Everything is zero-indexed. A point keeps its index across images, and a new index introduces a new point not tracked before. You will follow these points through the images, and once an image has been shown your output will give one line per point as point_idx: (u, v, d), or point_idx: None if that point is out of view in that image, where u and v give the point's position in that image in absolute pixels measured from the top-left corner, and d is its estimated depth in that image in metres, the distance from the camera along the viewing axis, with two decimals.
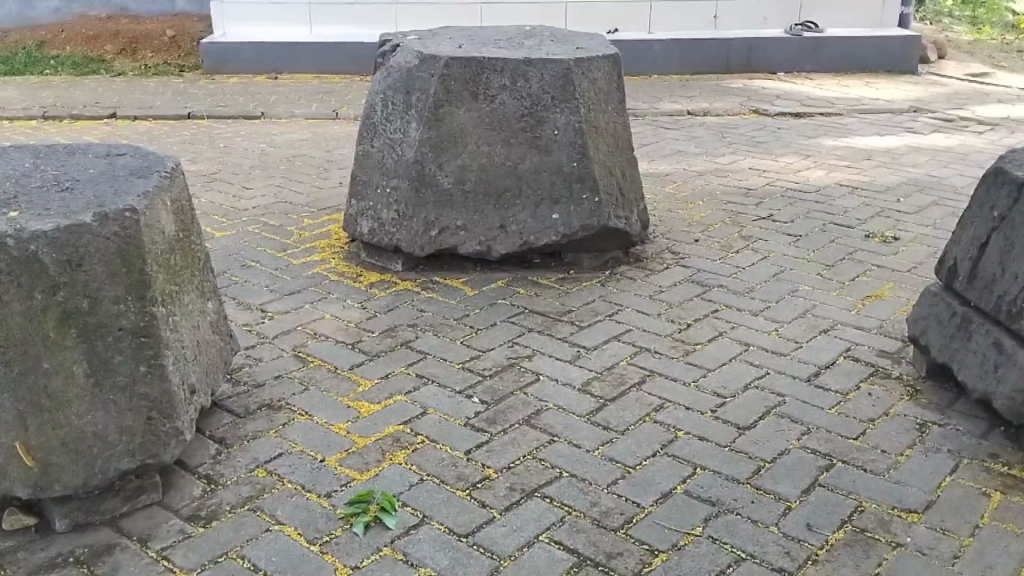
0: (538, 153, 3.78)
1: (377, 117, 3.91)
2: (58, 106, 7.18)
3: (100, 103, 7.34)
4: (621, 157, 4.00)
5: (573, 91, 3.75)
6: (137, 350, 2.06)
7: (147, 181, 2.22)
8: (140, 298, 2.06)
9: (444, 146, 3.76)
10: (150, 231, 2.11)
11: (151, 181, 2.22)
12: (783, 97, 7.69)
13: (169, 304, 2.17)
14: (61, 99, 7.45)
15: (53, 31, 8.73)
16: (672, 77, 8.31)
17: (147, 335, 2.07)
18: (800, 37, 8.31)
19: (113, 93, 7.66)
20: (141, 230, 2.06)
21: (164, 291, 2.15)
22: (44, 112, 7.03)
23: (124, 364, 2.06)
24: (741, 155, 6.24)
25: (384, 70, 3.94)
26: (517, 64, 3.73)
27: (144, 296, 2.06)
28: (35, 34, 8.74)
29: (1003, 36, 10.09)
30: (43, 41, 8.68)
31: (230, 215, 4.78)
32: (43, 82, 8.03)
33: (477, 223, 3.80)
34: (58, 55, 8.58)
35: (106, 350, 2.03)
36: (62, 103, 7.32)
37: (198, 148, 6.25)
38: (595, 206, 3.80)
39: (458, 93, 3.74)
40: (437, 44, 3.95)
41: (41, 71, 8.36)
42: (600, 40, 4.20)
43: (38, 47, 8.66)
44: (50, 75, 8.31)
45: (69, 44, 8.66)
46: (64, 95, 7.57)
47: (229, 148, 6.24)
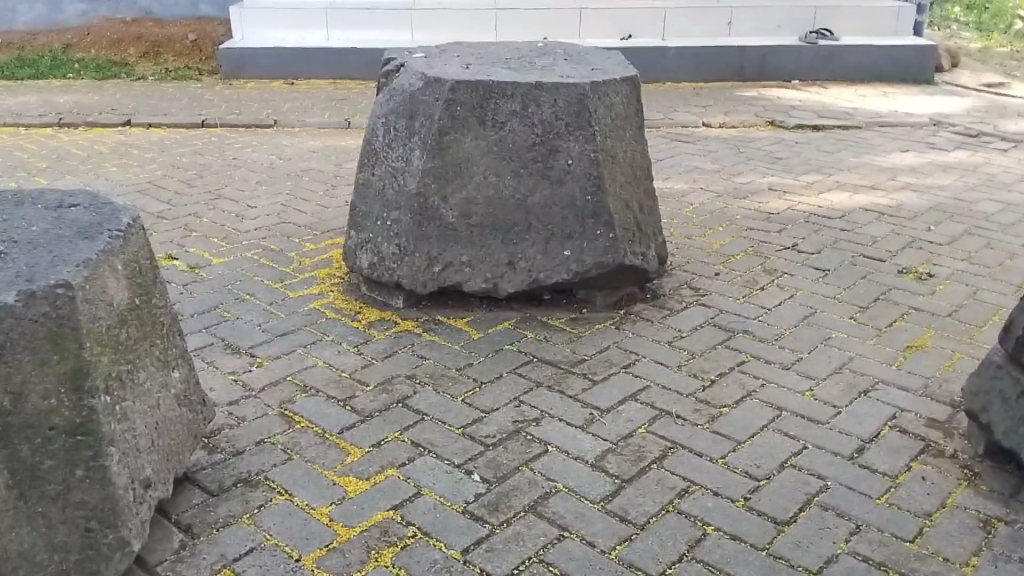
0: (548, 184, 3.46)
1: (377, 142, 3.59)
2: (75, 113, 6.76)
3: (115, 109, 6.92)
4: (639, 188, 3.67)
5: (588, 118, 3.42)
6: (73, 451, 1.78)
7: (92, 244, 1.92)
8: (75, 390, 1.77)
9: (449, 176, 3.44)
10: (91, 304, 1.82)
11: (98, 245, 1.92)
12: (800, 108, 7.32)
13: (116, 391, 1.88)
14: (77, 105, 7.06)
15: (78, 34, 8.44)
16: (684, 85, 7.94)
17: (85, 433, 1.79)
18: (816, 45, 7.92)
19: (121, 98, 7.32)
20: (78, 307, 1.77)
21: (110, 375, 1.86)
22: (60, 119, 6.61)
23: (56, 470, 1.78)
24: (758, 173, 5.80)
25: (387, 92, 3.64)
26: (527, 88, 3.40)
27: (81, 387, 1.77)
28: (61, 38, 8.45)
29: (1011, 43, 9.70)
30: (69, 44, 8.39)
31: (230, 237, 4.20)
32: (64, 87, 7.74)
33: (483, 259, 3.49)
34: (83, 58, 8.28)
35: (33, 455, 1.75)
36: (78, 108, 6.93)
37: (200, 154, 5.80)
38: (610, 243, 3.49)
39: (464, 118, 3.41)
40: (443, 64, 3.64)
41: (64, 75, 8.08)
42: (617, 59, 3.88)
43: (64, 50, 8.37)
44: (73, 79, 8.01)
45: (94, 47, 8.35)
46: (81, 101, 7.18)
47: (223, 153, 5.85)
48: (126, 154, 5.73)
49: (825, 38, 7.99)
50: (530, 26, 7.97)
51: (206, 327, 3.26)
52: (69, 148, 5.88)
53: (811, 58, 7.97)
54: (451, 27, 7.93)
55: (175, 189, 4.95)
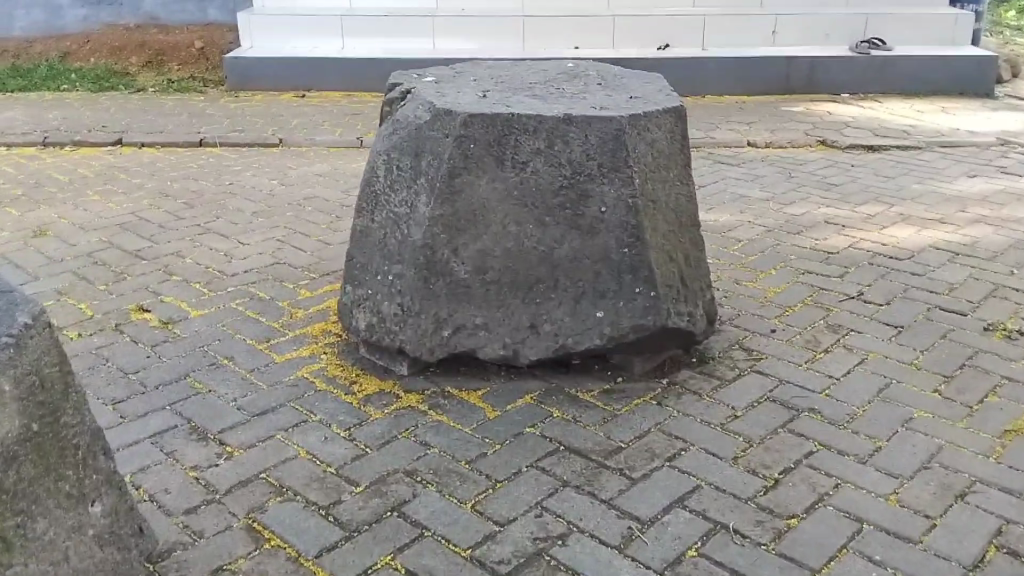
0: (578, 234, 2.95)
1: (378, 182, 3.11)
2: (61, 130, 6.33)
3: (105, 127, 6.48)
4: (686, 236, 3.12)
5: (625, 157, 2.88)
6: None
7: None
8: None
9: (460, 225, 2.94)
10: None
11: None
12: (853, 126, 6.61)
13: None
14: (66, 121, 6.65)
15: (76, 42, 8.24)
16: (726, 99, 7.36)
17: None
18: (869, 55, 7.29)
19: (117, 113, 6.89)
20: None
21: None
22: (44, 137, 6.18)
23: None
24: (808, 203, 5.00)
25: (390, 123, 3.16)
26: (553, 122, 2.88)
27: None
28: (59, 44, 8.26)
29: None
30: (68, 53, 8.21)
31: (212, 282, 3.87)
32: (55, 99, 7.39)
33: (501, 321, 3.00)
34: (80, 67, 8.07)
35: None
36: (66, 126, 6.49)
37: (194, 177, 5.41)
38: (650, 303, 2.96)
39: (478, 157, 2.91)
40: (457, 92, 3.15)
41: (58, 86, 7.81)
42: (658, 83, 3.36)
43: (62, 59, 8.19)
44: (66, 90, 7.74)
45: (93, 56, 8.17)
46: (71, 116, 6.77)
47: (218, 178, 5.43)
48: (111, 178, 5.33)
49: (877, 47, 7.36)
50: (559, 35, 7.45)
51: (171, 405, 2.86)
52: (51, 171, 5.47)
53: (864, 69, 7.33)
54: (468, 37, 7.50)
55: (159, 224, 4.55)
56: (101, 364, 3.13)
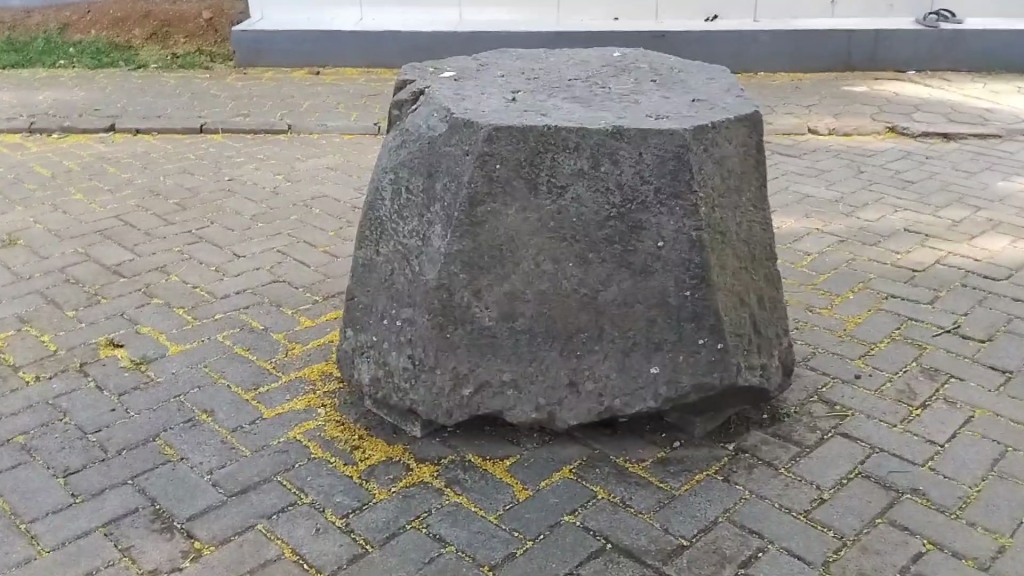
0: (629, 274, 2.42)
1: (384, 207, 2.62)
2: (49, 115, 5.91)
3: (98, 110, 6.03)
4: (762, 272, 2.55)
5: (689, 180, 2.34)
6: None
7: None
8: None
9: (484, 263, 2.44)
10: None
11: None
12: (923, 109, 5.73)
13: None
14: (56, 102, 6.22)
15: (76, 12, 7.85)
16: (781, 76, 6.65)
17: None
18: (937, 28, 6.51)
19: (111, 94, 6.42)
20: None
21: None
22: (31, 123, 5.76)
23: None
24: (881, 204, 4.24)
25: (398, 133, 2.64)
26: (600, 137, 2.35)
27: None
28: (58, 16, 7.90)
29: None
30: (67, 24, 7.84)
31: (196, 309, 3.48)
32: (50, 77, 6.95)
33: (533, 378, 2.49)
34: (79, 41, 7.67)
35: None
36: (54, 109, 6.06)
37: (186, 173, 5.00)
38: (716, 357, 2.42)
39: (507, 181, 2.39)
40: (479, 95, 2.62)
41: (54, 62, 7.30)
42: (727, 82, 2.80)
43: (61, 30, 7.83)
44: (63, 66, 7.25)
45: (94, 28, 7.78)
46: (63, 98, 6.32)
47: (214, 173, 4.98)
48: (97, 173, 4.99)
49: (946, 19, 6.62)
50: (596, 5, 6.83)
51: (135, 482, 2.48)
52: (33, 163, 5.16)
53: (932, 43, 6.53)
54: (497, 5, 6.88)
55: (143, 231, 4.21)
56: (57, 419, 2.77)
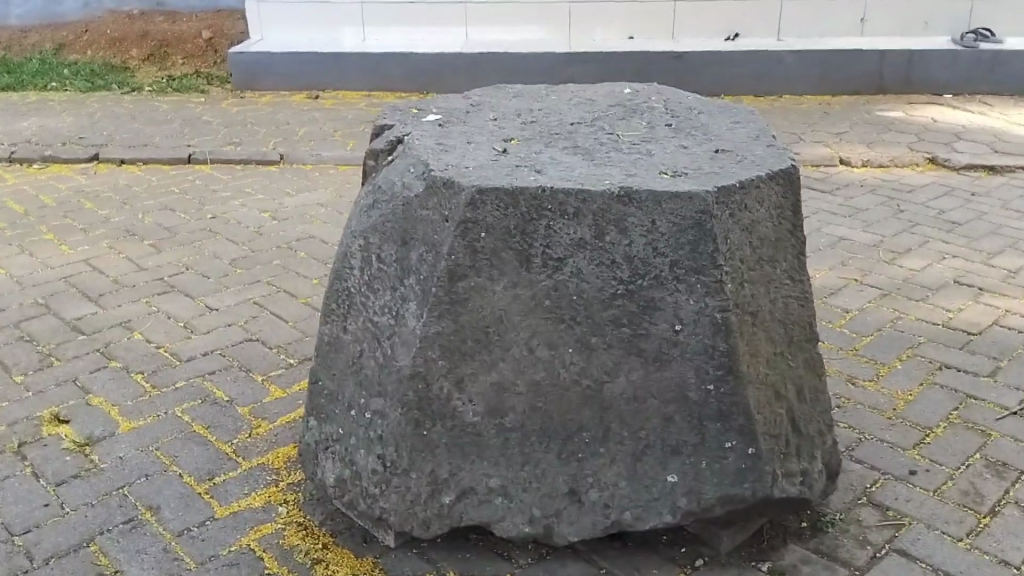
0: (640, 362, 2.02)
1: (353, 277, 2.23)
2: (32, 143, 5.60)
3: (83, 138, 5.71)
4: (799, 356, 2.16)
5: (711, 253, 1.93)
6: None
7: None
8: None
9: (468, 348, 2.06)
10: None
11: None
12: (965, 138, 5.34)
13: None
14: (41, 130, 5.91)
15: (74, 32, 7.59)
16: (807, 100, 6.24)
17: None
18: (975, 49, 6.05)
19: (99, 120, 6.10)
20: None
21: None
22: (11, 152, 5.45)
23: None
24: (928, 247, 3.89)
25: (371, 189, 2.26)
26: (603, 201, 1.94)
27: None
28: (53, 36, 7.58)
29: None
30: (64, 44, 7.47)
31: (156, 375, 3.13)
32: (39, 101, 6.64)
33: (526, 484, 2.10)
34: (75, 61, 7.33)
35: None
36: (38, 137, 5.75)
37: (168, 209, 4.66)
38: (745, 465, 2.04)
39: (493, 252, 2.00)
40: (464, 145, 2.24)
41: (46, 84, 6.99)
42: (756, 126, 2.40)
43: (57, 51, 7.47)
44: (54, 89, 6.91)
45: (91, 48, 7.41)
46: (49, 125, 6.01)
47: (197, 210, 4.64)
48: (74, 210, 4.67)
49: (985, 39, 6.14)
50: (609, 24, 6.47)
51: None
52: (8, 198, 4.84)
53: (970, 65, 6.08)
54: (506, 25, 6.54)
55: (112, 278, 3.87)
56: None
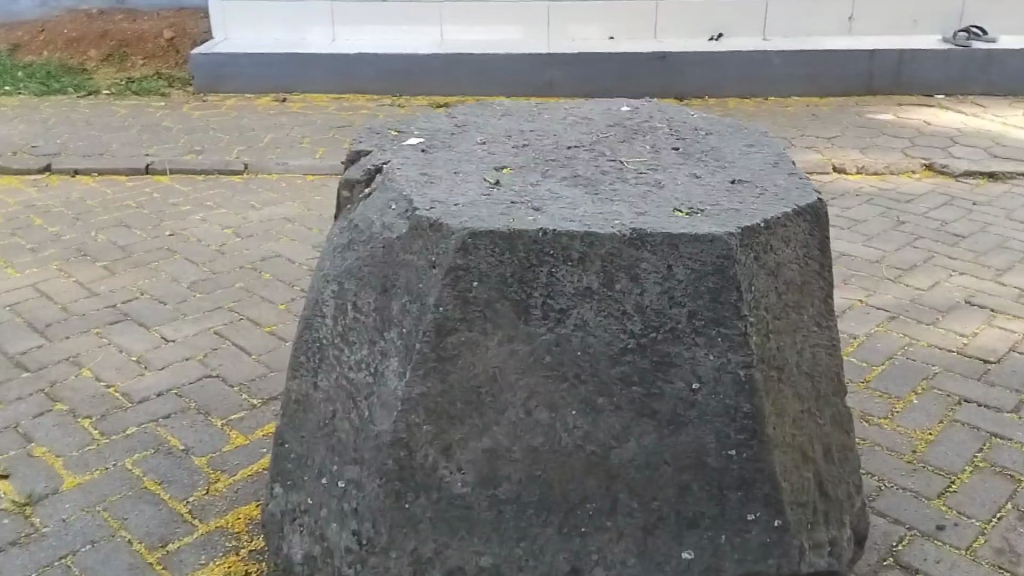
0: (652, 425, 1.78)
1: (326, 327, 1.98)
2: None
3: (35, 147, 5.35)
4: (824, 412, 1.94)
5: (734, 303, 1.71)
6: None
7: None
8: None
9: (457, 411, 1.81)
10: None
11: None
12: (962, 142, 5.16)
13: None
14: None
15: (27, 31, 7.17)
16: (795, 101, 6.03)
17: None
18: (969, 48, 5.90)
19: (52, 126, 5.75)
20: None
21: None
22: None
23: None
24: (935, 262, 3.68)
25: (347, 227, 2.01)
26: (613, 246, 1.71)
27: None
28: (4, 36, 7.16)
29: None
30: (17, 44, 7.05)
31: (102, 421, 2.87)
32: None
33: (523, 563, 1.85)
34: (28, 62, 6.90)
35: None
36: None
37: (123, 225, 4.35)
38: (768, 537, 1.81)
39: (487, 302, 1.75)
40: (452, 178, 1.99)
41: None
42: (773, 153, 2.18)
43: (10, 52, 7.02)
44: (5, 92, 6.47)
45: (45, 48, 6.99)
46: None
47: (155, 226, 4.33)
48: (22, 227, 4.34)
49: (977, 37, 5.99)
50: (589, 23, 6.22)
51: None
52: None
53: (963, 66, 5.94)
54: (482, 23, 6.26)
55: (61, 305, 3.56)
56: None
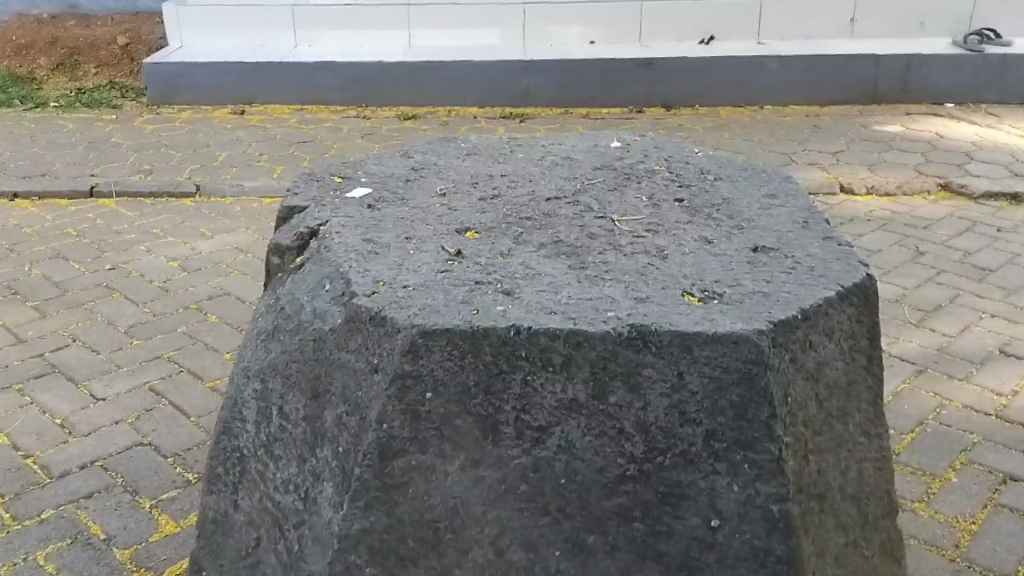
0: (659, 571, 1.40)
1: (246, 435, 1.57)
2: None
3: None
4: (872, 541, 1.60)
5: (764, 418, 1.34)
6: None
7: None
8: None
9: (408, 553, 1.40)
10: None
11: None
12: (979, 158, 4.81)
13: None
14: None
15: None
16: (794, 110, 5.64)
17: None
18: (983, 52, 5.54)
19: None
20: None
21: None
22: None
23: None
24: (962, 304, 3.34)
25: (271, 307, 1.60)
26: (608, 348, 1.32)
27: None
28: None
29: None
30: None
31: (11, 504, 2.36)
32: None
33: None
34: None
35: None
36: None
37: (60, 258, 3.92)
38: None
39: (444, 419, 1.35)
40: (404, 245, 1.59)
41: None
42: (795, 206, 1.84)
43: None
44: None
45: None
46: None
47: (94, 259, 3.90)
48: None
49: (990, 41, 5.64)
50: (568, 24, 5.85)
51: None
52: None
53: (974, 72, 5.59)
54: (458, 28, 5.88)
55: None
56: None
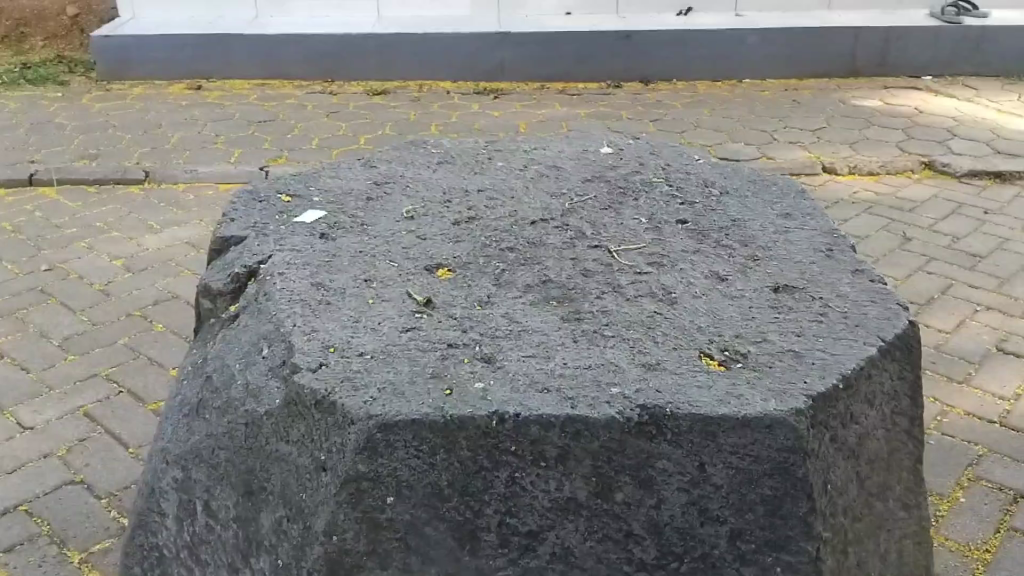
0: None
1: (174, 528, 1.31)
2: None
3: None
4: None
5: (802, 516, 1.10)
6: None
7: None
8: None
9: None
10: None
11: None
12: (960, 135, 4.59)
13: None
14: None
15: None
16: (771, 85, 5.38)
17: None
18: (960, 26, 5.31)
19: None
20: None
21: None
22: None
23: None
24: (949, 292, 3.10)
25: (201, 370, 1.33)
26: (613, 438, 1.07)
27: None
28: None
29: None
30: None
31: None
32: None
33: None
34: None
35: None
36: None
37: None
38: None
39: (410, 525, 1.09)
40: (360, 292, 1.32)
41: None
42: (815, 228, 1.60)
43: None
44: None
45: None
46: None
47: (29, 258, 3.55)
48: None
49: (967, 12, 5.41)
50: None
51: None
52: None
53: (953, 45, 5.36)
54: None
55: None
56: None
